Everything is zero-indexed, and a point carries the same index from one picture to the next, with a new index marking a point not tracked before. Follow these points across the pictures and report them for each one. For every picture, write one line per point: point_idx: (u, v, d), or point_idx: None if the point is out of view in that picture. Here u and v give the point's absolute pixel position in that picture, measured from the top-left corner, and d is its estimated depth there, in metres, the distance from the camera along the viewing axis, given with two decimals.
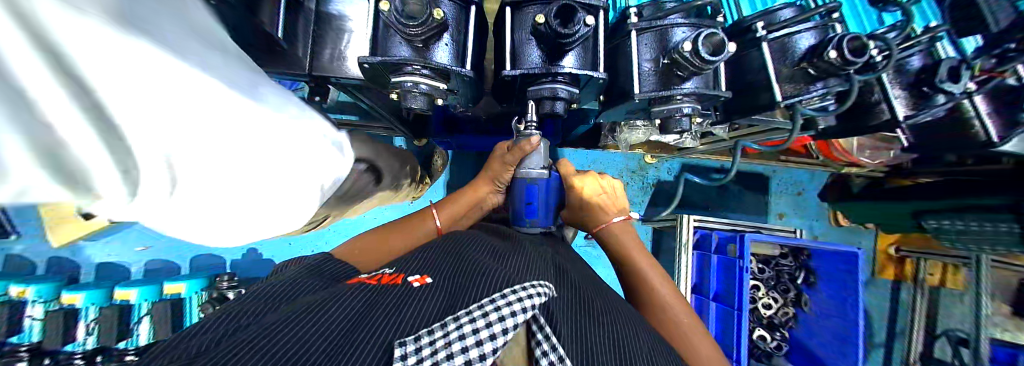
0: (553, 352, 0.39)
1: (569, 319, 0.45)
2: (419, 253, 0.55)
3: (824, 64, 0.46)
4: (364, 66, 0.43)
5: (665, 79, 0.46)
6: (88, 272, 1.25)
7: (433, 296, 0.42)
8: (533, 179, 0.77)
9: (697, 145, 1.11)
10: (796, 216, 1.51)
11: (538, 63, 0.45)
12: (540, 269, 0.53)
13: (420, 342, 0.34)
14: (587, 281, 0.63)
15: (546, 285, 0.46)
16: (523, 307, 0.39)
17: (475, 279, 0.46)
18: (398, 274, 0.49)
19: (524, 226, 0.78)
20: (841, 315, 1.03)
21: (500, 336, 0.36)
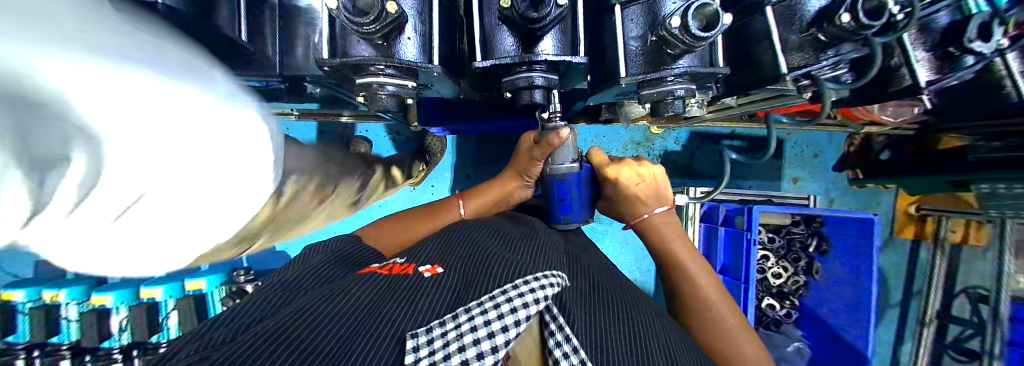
0: (566, 341, 0.39)
1: (586, 311, 0.44)
2: (433, 241, 0.55)
3: (836, 30, 0.40)
4: (324, 68, 0.41)
5: (654, 58, 0.42)
6: None
7: (446, 283, 0.43)
8: (564, 174, 0.72)
9: (703, 114, 1.05)
10: (811, 179, 1.45)
11: (512, 51, 0.42)
12: (553, 258, 0.52)
13: (432, 334, 0.35)
14: (600, 269, 0.61)
15: (558, 276, 0.45)
16: (535, 299, 0.39)
17: (488, 267, 0.46)
18: (410, 263, 0.48)
19: (559, 224, 0.76)
20: (855, 283, 1.00)
21: (512, 328, 0.35)
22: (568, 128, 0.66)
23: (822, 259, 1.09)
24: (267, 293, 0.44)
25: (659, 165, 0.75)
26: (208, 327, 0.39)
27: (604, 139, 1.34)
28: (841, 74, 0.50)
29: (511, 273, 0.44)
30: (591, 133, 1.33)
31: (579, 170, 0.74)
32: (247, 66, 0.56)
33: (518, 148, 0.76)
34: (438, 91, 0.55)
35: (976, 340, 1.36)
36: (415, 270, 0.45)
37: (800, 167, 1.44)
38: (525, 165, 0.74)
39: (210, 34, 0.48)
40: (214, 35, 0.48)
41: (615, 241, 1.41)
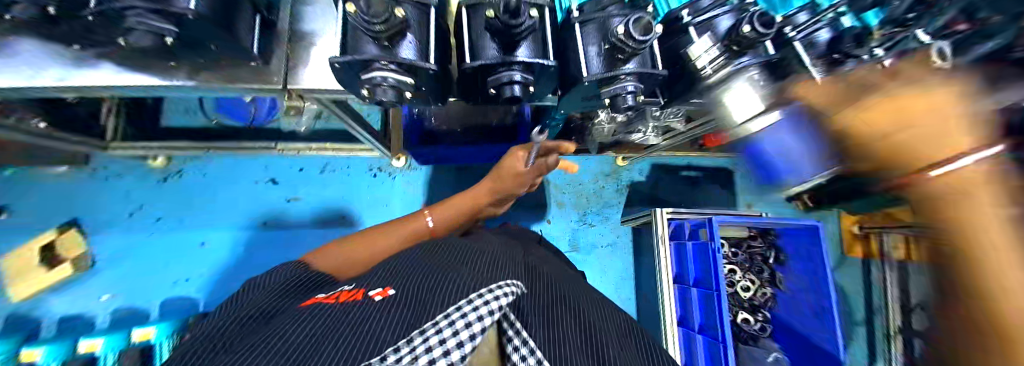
0: (525, 346, 0.43)
1: (540, 322, 0.47)
2: (388, 265, 0.57)
3: (743, 39, 0.52)
4: (335, 66, 0.48)
5: (610, 63, 0.53)
6: (49, 326, 1.16)
7: (393, 307, 0.42)
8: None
9: (660, 142, 1.19)
10: (765, 204, 1.59)
11: (495, 56, 0.51)
12: (506, 266, 0.55)
13: (387, 361, 0.33)
14: (555, 278, 0.66)
15: (513, 285, 0.47)
16: (489, 311, 0.40)
17: (440, 286, 0.45)
18: (359, 289, 0.49)
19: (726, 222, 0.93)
20: (816, 289, 1.07)
21: (467, 343, 0.37)
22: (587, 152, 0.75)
23: (782, 270, 1.18)
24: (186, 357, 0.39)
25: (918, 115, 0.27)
26: None
27: (574, 172, 1.47)
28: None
29: (461, 289, 0.44)
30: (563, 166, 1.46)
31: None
32: (253, 79, 0.63)
33: (501, 170, 0.96)
34: (424, 102, 0.62)
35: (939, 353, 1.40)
36: (367, 294, 0.46)
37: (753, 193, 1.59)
38: (501, 185, 0.96)
39: (233, 45, 0.55)
40: (231, 42, 0.54)
41: (596, 270, 1.43)
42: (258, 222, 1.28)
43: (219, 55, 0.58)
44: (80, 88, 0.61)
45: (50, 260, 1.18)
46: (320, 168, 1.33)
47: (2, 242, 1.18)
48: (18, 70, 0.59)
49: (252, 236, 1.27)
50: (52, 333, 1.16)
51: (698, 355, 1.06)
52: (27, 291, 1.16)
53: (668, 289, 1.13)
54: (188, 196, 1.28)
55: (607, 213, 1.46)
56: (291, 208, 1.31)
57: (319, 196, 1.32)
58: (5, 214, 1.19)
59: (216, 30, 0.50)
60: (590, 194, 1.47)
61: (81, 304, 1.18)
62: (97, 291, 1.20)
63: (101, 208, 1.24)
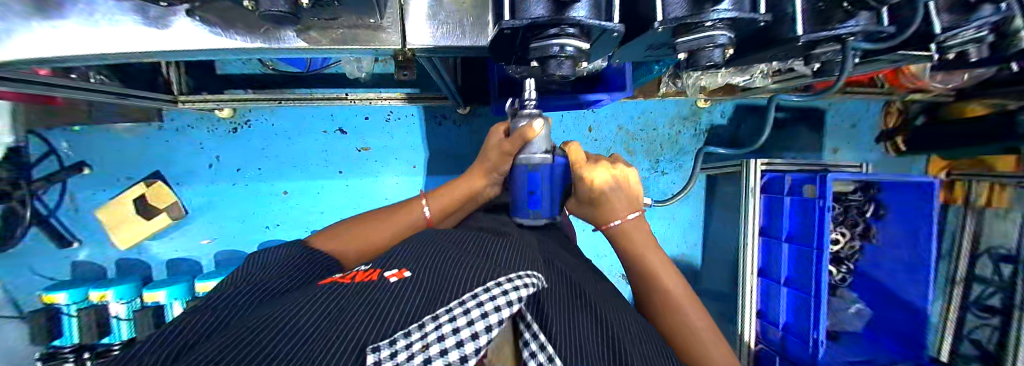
0: (541, 351, 0.40)
1: (558, 315, 0.46)
2: (403, 248, 0.54)
3: None
4: (504, 31, 0.41)
5: (826, 16, 0.43)
6: (159, 269, 1.29)
7: (411, 291, 0.40)
8: (536, 165, 0.72)
9: (767, 85, 1.07)
10: (851, 149, 1.47)
11: (682, 11, 0.40)
12: (530, 259, 0.53)
13: (396, 346, 0.32)
14: (574, 273, 0.64)
15: (533, 276, 0.45)
16: (508, 301, 0.37)
17: (456, 276, 0.43)
18: (375, 271, 0.47)
19: (524, 218, 0.76)
20: (913, 247, 1.05)
21: (483, 335, 0.34)
22: (542, 118, 0.69)
23: (878, 224, 1.13)
24: (194, 322, 0.38)
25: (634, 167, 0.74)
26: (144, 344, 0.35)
27: (649, 115, 1.37)
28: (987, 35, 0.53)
29: (479, 276, 0.43)
30: (636, 111, 1.36)
31: (552, 164, 0.74)
32: (370, 40, 0.55)
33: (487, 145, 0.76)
34: (597, 54, 0.52)
35: (1000, 298, 1.40)
36: (383, 275, 0.45)
37: (840, 138, 1.46)
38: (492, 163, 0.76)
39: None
40: (360, 0, 0.46)
41: (662, 217, 1.43)
42: (333, 172, 1.32)
43: (338, 13, 0.50)
44: (180, 50, 0.54)
45: (145, 211, 1.22)
46: (386, 116, 1.30)
47: (94, 196, 1.23)
48: (80, 27, 0.52)
49: (329, 185, 1.33)
50: (164, 275, 1.30)
51: (779, 302, 1.13)
52: (129, 239, 1.22)
53: (754, 240, 1.15)
54: (260, 149, 1.29)
55: (681, 160, 1.40)
56: (361, 158, 1.32)
57: (386, 146, 1.32)
58: (88, 169, 1.21)
59: None
60: (664, 140, 1.39)
61: (187, 249, 1.31)
62: (196, 238, 1.31)
63: (178, 161, 1.26)
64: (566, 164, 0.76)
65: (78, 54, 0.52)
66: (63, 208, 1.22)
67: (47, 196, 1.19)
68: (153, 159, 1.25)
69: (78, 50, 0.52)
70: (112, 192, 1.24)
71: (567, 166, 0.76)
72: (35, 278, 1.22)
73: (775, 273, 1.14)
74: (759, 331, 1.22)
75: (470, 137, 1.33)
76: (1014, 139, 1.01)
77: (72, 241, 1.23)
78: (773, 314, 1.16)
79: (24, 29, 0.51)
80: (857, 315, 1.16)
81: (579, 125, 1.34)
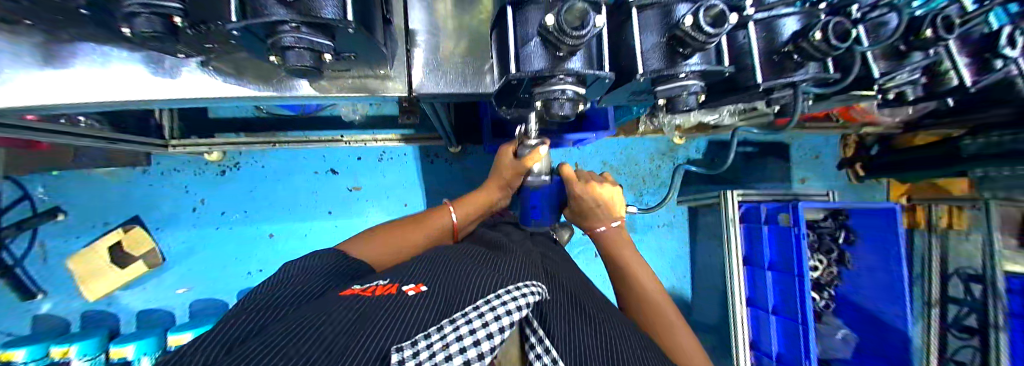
0: (547, 354, 0.44)
1: (562, 324, 0.49)
2: (415, 265, 0.58)
3: (919, 43, 0.52)
4: (509, 81, 0.46)
5: (780, 66, 0.49)
6: (129, 322, 1.21)
7: (428, 301, 0.44)
8: (537, 185, 0.85)
9: (736, 122, 1.17)
10: (818, 178, 1.58)
11: (657, 65, 0.46)
12: (534, 272, 0.56)
13: (417, 346, 0.35)
14: (575, 286, 0.66)
15: (537, 286, 0.50)
16: (518, 306, 0.43)
17: (469, 291, 0.46)
18: (392, 285, 0.50)
19: (530, 224, 0.91)
20: (886, 269, 1.11)
21: (497, 335, 0.39)
22: (545, 145, 0.76)
23: (851, 250, 1.20)
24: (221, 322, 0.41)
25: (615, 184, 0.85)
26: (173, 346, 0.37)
27: (631, 151, 1.45)
28: (918, 77, 0.62)
29: (489, 287, 0.47)
30: (619, 146, 1.44)
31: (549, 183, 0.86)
32: (374, 87, 0.60)
33: (498, 163, 0.82)
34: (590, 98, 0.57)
35: (974, 316, 1.46)
36: (400, 288, 0.48)
37: (807, 168, 1.58)
38: (506, 180, 0.82)
39: (369, 52, 0.49)
40: (370, 54, 0.50)
41: (651, 249, 1.47)
42: (322, 212, 1.32)
43: (348, 67, 0.55)
44: (189, 98, 0.58)
45: (120, 260, 1.19)
46: (378, 157, 1.33)
47: (67, 243, 1.18)
48: (82, 75, 0.54)
49: (319, 226, 1.31)
50: (133, 327, 1.22)
51: (769, 332, 1.15)
52: (100, 292, 1.18)
53: (739, 270, 1.18)
54: (250, 193, 1.28)
55: (663, 193, 1.47)
56: (352, 197, 1.33)
57: (377, 185, 1.33)
58: (63, 216, 1.17)
59: (362, 41, 0.45)
60: (647, 173, 1.46)
61: (162, 299, 1.24)
62: (172, 287, 1.25)
63: (163, 203, 1.24)
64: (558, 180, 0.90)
65: (89, 101, 0.55)
66: (31, 258, 1.15)
67: (15, 245, 1.13)
68: (136, 203, 1.22)
69: (89, 98, 0.54)
70: (86, 239, 1.19)
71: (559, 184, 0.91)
72: None
73: (763, 302, 1.17)
74: (755, 362, 1.23)
75: (461, 175, 1.36)
76: (963, 164, 1.10)
77: (36, 293, 1.15)
78: (765, 344, 1.18)
79: (17, 75, 0.53)
80: (844, 340, 1.22)
81: (566, 162, 1.40)
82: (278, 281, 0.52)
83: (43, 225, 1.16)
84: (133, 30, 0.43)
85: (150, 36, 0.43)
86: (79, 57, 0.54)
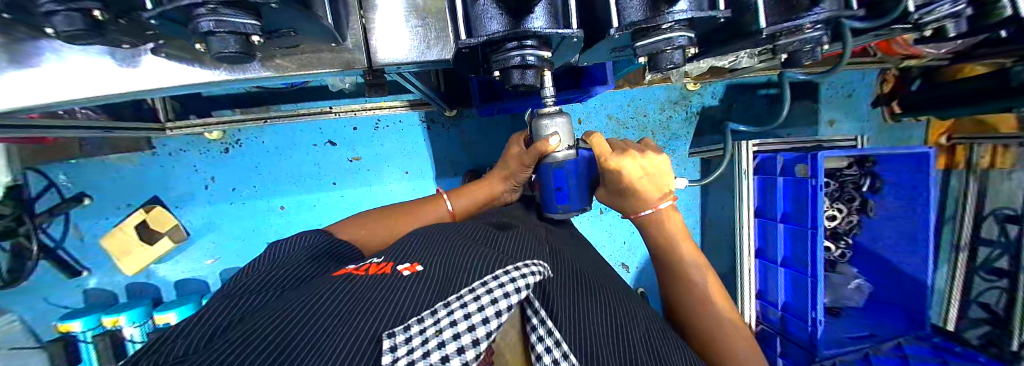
0: (548, 336, 0.42)
1: (565, 303, 0.47)
2: (410, 241, 0.55)
3: None
4: (462, 48, 0.42)
5: (791, 6, 0.40)
6: (169, 291, 1.33)
7: (423, 281, 0.41)
8: (561, 161, 0.66)
9: (754, 65, 1.06)
10: (848, 120, 1.44)
11: (639, 15, 0.39)
12: (536, 250, 0.54)
13: (410, 332, 0.34)
14: (581, 263, 0.64)
15: (539, 265, 0.47)
16: (516, 288, 0.40)
17: (466, 264, 0.44)
18: (387, 263, 0.48)
19: (554, 213, 0.71)
20: (912, 218, 1.04)
21: (493, 320, 0.36)
22: (561, 115, 0.63)
23: (875, 198, 1.12)
24: (217, 311, 0.41)
25: (664, 153, 0.65)
26: (171, 334, 0.37)
27: (640, 102, 1.35)
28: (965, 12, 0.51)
29: (486, 265, 0.44)
30: (626, 98, 1.34)
31: (576, 158, 0.68)
32: (333, 63, 0.55)
33: (508, 152, 0.77)
34: (561, 59, 0.52)
35: (1006, 258, 1.38)
36: (395, 268, 0.45)
37: (836, 109, 1.43)
38: (512, 170, 0.76)
39: (313, 27, 0.44)
40: (316, 29, 0.45)
41: None
42: (327, 183, 1.33)
43: (302, 44, 0.51)
44: (152, 89, 0.55)
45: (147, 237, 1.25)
46: (374, 125, 1.30)
47: (97, 225, 1.26)
48: (45, 76, 0.52)
49: (324, 196, 1.34)
50: (174, 295, 1.33)
51: (776, 282, 1.13)
52: (136, 267, 1.25)
53: (749, 223, 1.14)
54: (256, 166, 1.30)
55: (673, 145, 1.39)
56: (353, 168, 1.33)
57: (376, 154, 1.32)
58: (89, 200, 1.24)
59: (298, 15, 0.40)
60: (656, 126, 1.38)
61: (193, 270, 1.33)
62: (201, 258, 1.34)
63: (177, 184, 1.28)
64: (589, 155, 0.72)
65: (61, 101, 0.53)
66: (69, 239, 1.24)
67: (52, 229, 1.22)
68: (152, 184, 1.27)
69: (50, 97, 0.53)
70: (114, 220, 1.26)
71: (591, 159, 0.71)
72: (49, 307, 1.26)
73: (772, 255, 1.13)
74: (760, 312, 1.22)
75: (459, 139, 1.33)
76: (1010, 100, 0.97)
77: (81, 270, 1.26)
78: (771, 294, 1.16)
79: None
80: (856, 290, 1.17)
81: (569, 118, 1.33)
82: (273, 264, 0.51)
83: (73, 209, 1.23)
84: (55, 30, 0.38)
85: (73, 35, 0.39)
86: (40, 58, 0.51)
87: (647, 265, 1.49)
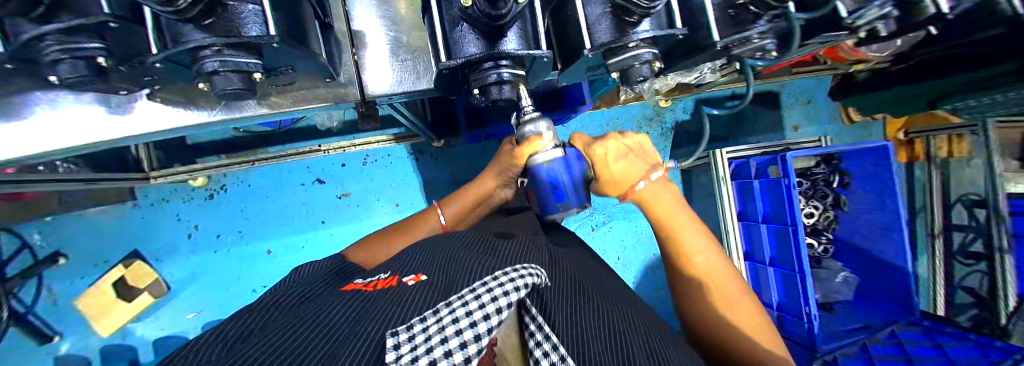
0: (548, 341, 0.40)
1: (562, 311, 0.45)
2: (417, 257, 0.52)
3: None
4: (442, 70, 0.44)
5: (738, 20, 0.46)
6: (148, 351, 1.25)
7: (429, 291, 0.38)
8: (549, 159, 0.68)
9: (717, 79, 1.14)
10: (811, 124, 1.55)
11: (608, 37, 0.44)
12: (531, 256, 0.51)
13: (413, 330, 0.30)
14: (577, 269, 0.62)
15: (534, 268, 0.42)
16: (515, 286, 0.35)
17: (471, 268, 0.41)
18: (394, 278, 0.45)
19: (557, 212, 0.73)
20: (882, 208, 1.10)
21: (495, 316, 0.31)
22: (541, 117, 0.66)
23: (846, 193, 1.19)
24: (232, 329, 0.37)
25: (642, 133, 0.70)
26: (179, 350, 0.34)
27: (617, 121, 1.42)
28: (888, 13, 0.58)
29: (487, 270, 0.40)
30: (604, 119, 1.41)
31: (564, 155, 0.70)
32: (324, 98, 0.58)
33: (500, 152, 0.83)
34: (536, 79, 0.55)
35: (980, 241, 1.46)
36: (400, 280, 0.44)
37: (799, 114, 1.54)
38: (506, 166, 0.79)
39: (306, 63, 0.47)
40: (313, 65, 0.48)
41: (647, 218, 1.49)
42: (317, 222, 1.32)
43: (298, 80, 0.54)
44: (146, 132, 0.56)
45: (125, 294, 1.18)
46: (363, 160, 1.31)
47: (72, 285, 1.20)
48: (37, 126, 0.53)
49: (313, 236, 1.32)
50: (152, 355, 1.25)
51: (768, 283, 1.16)
52: (113, 326, 1.19)
53: (734, 228, 1.18)
54: (243, 210, 1.28)
55: None
56: (343, 205, 1.32)
57: (366, 188, 1.33)
58: (64, 258, 1.19)
59: (301, 53, 0.44)
60: None
61: (175, 325, 1.26)
62: (184, 311, 1.27)
63: (159, 234, 1.25)
64: (575, 148, 0.72)
65: (59, 149, 0.54)
66: (40, 303, 1.18)
67: (22, 293, 1.16)
68: (132, 237, 1.23)
69: (43, 146, 0.54)
70: (91, 278, 1.20)
71: (582, 155, 0.72)
72: None
73: (760, 255, 1.17)
74: None
75: (448, 168, 1.35)
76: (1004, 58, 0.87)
77: (53, 336, 1.18)
78: (766, 295, 1.19)
79: None
80: (845, 283, 1.23)
81: None
82: (283, 292, 0.49)
83: (47, 271, 1.18)
84: (59, 79, 0.40)
85: (78, 81, 0.41)
86: (31, 111, 0.53)
87: (643, 279, 1.49)
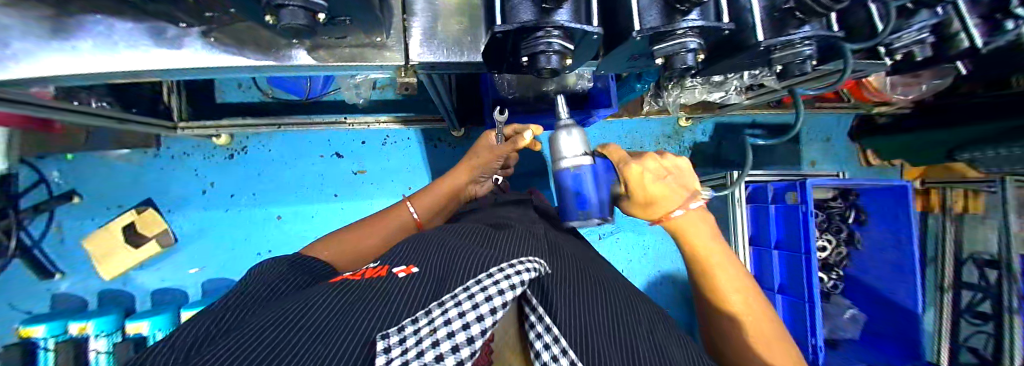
0: (547, 333, 0.36)
1: (565, 298, 0.41)
2: (405, 243, 0.49)
3: None
4: (496, 35, 0.45)
5: (782, 25, 0.48)
6: (144, 300, 1.25)
7: (419, 281, 0.35)
8: (576, 165, 0.70)
9: (742, 101, 1.16)
10: (828, 161, 1.54)
11: (655, 23, 0.46)
12: (533, 244, 0.48)
13: (404, 332, 0.28)
14: (581, 256, 0.60)
15: (536, 262, 0.40)
16: (512, 285, 0.33)
17: (465, 259, 0.39)
18: (383, 266, 0.42)
19: (576, 219, 0.72)
20: (896, 248, 1.09)
21: (489, 317, 0.30)
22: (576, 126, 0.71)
23: (861, 230, 1.19)
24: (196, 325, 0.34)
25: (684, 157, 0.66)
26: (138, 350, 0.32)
27: (636, 134, 1.44)
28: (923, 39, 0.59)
29: (482, 261, 0.38)
30: (624, 130, 1.43)
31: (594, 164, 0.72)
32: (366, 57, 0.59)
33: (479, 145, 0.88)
34: (578, 61, 0.57)
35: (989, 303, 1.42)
36: (390, 270, 0.39)
37: (816, 151, 1.54)
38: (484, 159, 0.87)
39: (363, 14, 0.48)
40: (367, 18, 0.50)
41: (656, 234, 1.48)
42: (329, 194, 1.33)
43: (346, 36, 0.55)
44: (193, 69, 0.52)
45: (133, 240, 1.20)
46: (382, 140, 1.34)
47: (81, 225, 1.21)
48: (92, 53, 0.48)
49: (325, 208, 1.33)
50: (148, 305, 1.25)
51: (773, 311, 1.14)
52: (115, 271, 1.20)
53: (744, 250, 1.17)
54: (259, 174, 1.30)
55: None
56: (356, 181, 1.34)
57: (381, 168, 1.34)
58: (78, 198, 1.21)
59: (361, 3, 0.45)
60: None
61: (175, 278, 1.27)
62: (185, 266, 1.27)
63: (171, 187, 1.26)
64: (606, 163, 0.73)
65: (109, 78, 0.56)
66: (47, 239, 1.19)
67: (32, 227, 1.18)
68: (146, 186, 1.25)
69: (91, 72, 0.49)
70: (100, 221, 1.22)
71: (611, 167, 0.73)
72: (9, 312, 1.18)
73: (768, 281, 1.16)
74: None
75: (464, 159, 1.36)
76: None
77: (54, 273, 1.19)
78: None
79: (40, 60, 0.47)
80: (851, 322, 1.21)
81: None
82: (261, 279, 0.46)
83: (59, 207, 1.19)
84: None
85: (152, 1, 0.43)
86: (87, 36, 0.48)
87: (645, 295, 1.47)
